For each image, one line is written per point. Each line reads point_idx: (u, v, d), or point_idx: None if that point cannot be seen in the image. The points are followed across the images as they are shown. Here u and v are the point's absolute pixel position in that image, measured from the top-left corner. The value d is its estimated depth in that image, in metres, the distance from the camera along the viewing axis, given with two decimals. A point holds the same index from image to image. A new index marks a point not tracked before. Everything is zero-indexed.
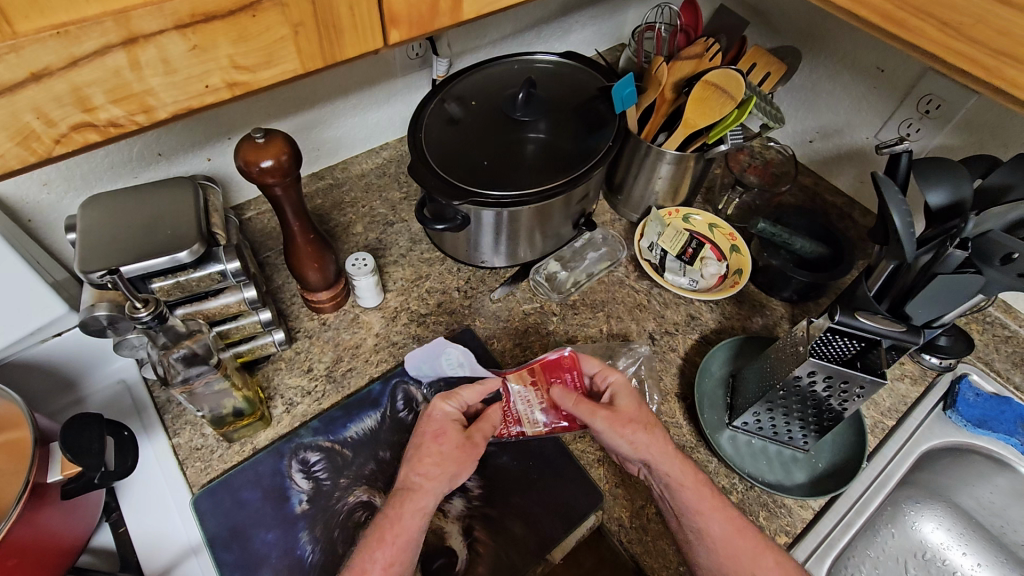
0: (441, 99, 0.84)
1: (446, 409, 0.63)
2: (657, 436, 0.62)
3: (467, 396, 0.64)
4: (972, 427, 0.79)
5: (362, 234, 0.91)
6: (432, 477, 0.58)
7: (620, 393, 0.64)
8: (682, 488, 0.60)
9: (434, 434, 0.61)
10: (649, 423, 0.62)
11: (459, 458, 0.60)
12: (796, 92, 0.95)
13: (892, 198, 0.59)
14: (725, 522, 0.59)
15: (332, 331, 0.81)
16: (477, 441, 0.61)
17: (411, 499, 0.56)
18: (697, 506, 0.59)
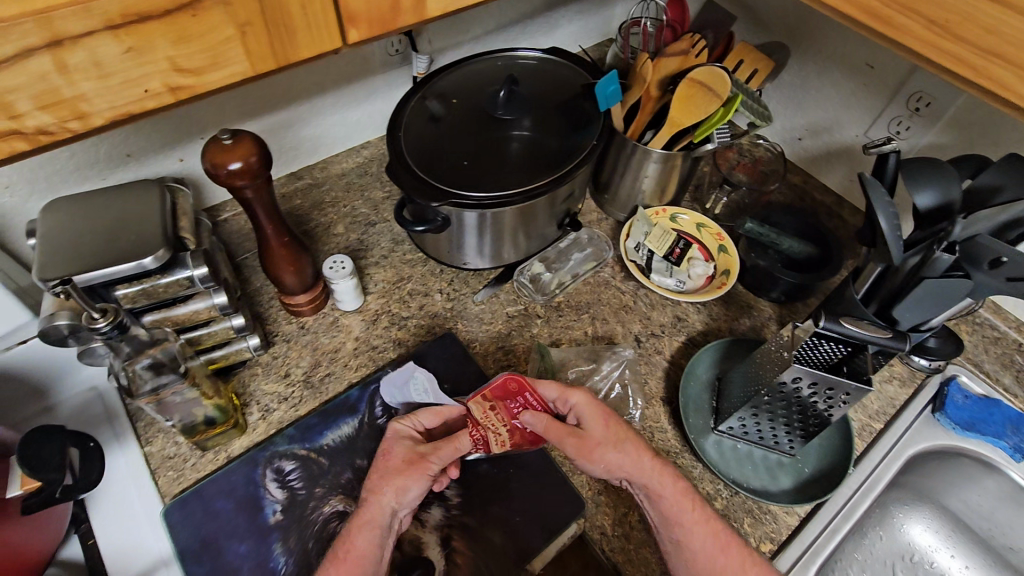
0: (421, 97, 0.82)
1: (401, 430, 0.63)
2: (632, 447, 0.61)
3: (424, 420, 0.64)
4: (961, 429, 0.78)
5: (342, 235, 0.89)
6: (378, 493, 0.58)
7: (584, 412, 0.62)
8: (661, 497, 0.59)
9: (385, 454, 0.61)
10: (623, 436, 0.61)
11: (407, 474, 0.59)
12: (785, 89, 0.93)
13: (880, 201, 0.57)
14: (705, 531, 0.58)
15: (311, 335, 0.80)
16: (422, 458, 0.60)
17: (362, 516, 0.57)
18: (676, 516, 0.59)
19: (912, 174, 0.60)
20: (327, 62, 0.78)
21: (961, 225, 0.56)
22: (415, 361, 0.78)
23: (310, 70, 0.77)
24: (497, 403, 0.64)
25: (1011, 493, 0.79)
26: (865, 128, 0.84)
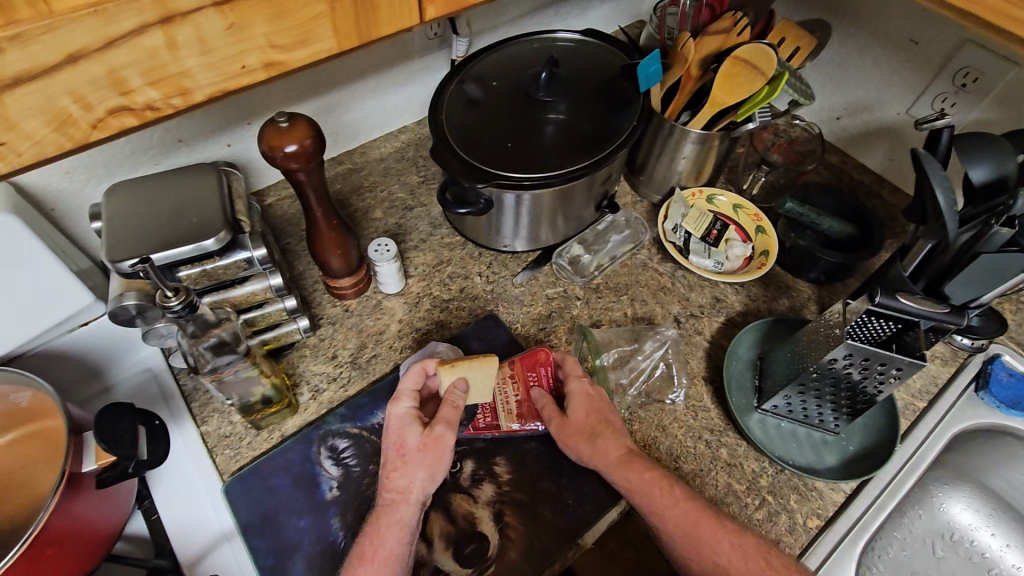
0: (461, 81, 0.82)
1: (400, 412, 0.61)
2: (610, 436, 0.62)
3: (409, 389, 0.63)
4: (1005, 408, 0.78)
5: (381, 219, 0.90)
6: (402, 490, 0.57)
7: (574, 398, 0.65)
8: (656, 489, 0.58)
9: (395, 442, 0.59)
10: (601, 428, 0.62)
11: (427, 458, 0.57)
12: (823, 67, 0.92)
13: (935, 176, 0.57)
14: (715, 534, 0.55)
15: (355, 318, 0.81)
16: (434, 438, 0.58)
17: (387, 513, 0.56)
18: (681, 515, 0.56)
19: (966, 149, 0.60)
20: (371, 47, 0.78)
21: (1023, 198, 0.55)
22: (459, 342, 0.78)
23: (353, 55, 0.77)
24: (516, 373, 0.70)
25: None
26: (907, 105, 0.83)
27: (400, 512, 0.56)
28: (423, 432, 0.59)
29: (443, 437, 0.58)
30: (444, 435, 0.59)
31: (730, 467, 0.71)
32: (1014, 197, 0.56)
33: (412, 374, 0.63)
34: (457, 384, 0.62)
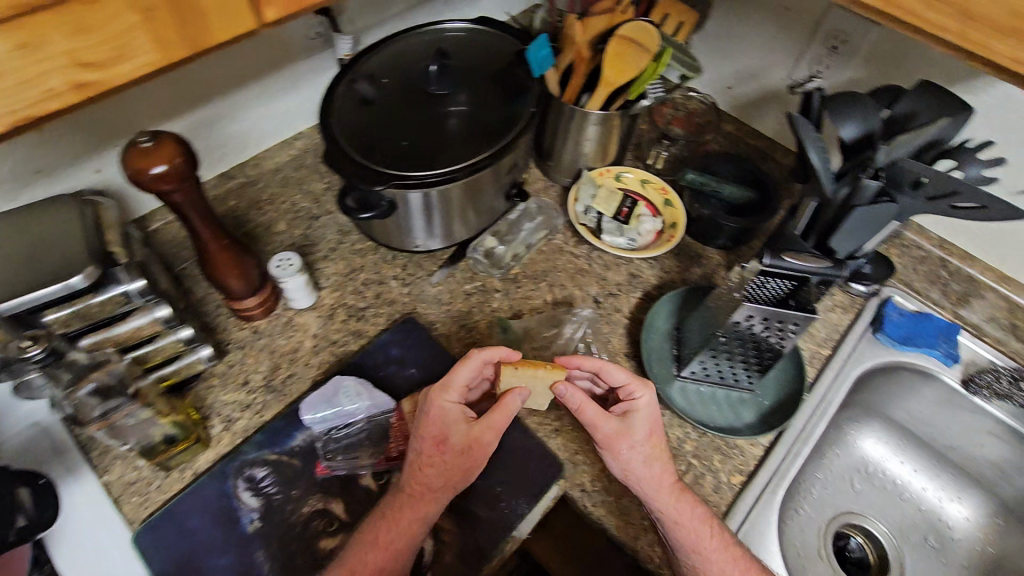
0: (350, 80, 0.79)
1: (449, 405, 0.61)
2: (659, 454, 0.63)
3: (462, 384, 0.62)
4: (899, 345, 0.83)
5: (286, 232, 0.86)
6: (432, 488, 0.60)
7: (644, 411, 0.64)
8: (683, 503, 0.61)
9: (435, 438, 0.60)
10: (658, 453, 0.62)
11: (463, 460, 0.60)
12: (710, 40, 0.95)
13: (808, 136, 0.59)
14: (727, 553, 0.61)
15: (266, 339, 0.78)
16: (478, 443, 0.60)
17: (411, 506, 0.59)
18: (702, 531, 0.61)
19: (837, 108, 0.63)
20: (245, 44, 0.73)
21: (884, 152, 0.58)
22: (378, 351, 0.76)
23: (226, 56, 0.72)
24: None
25: (949, 398, 0.84)
26: (789, 70, 0.87)
27: (424, 510, 0.59)
28: (469, 431, 0.60)
29: (486, 442, 0.61)
30: (487, 440, 0.61)
31: None
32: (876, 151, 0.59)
33: (469, 366, 0.63)
34: (520, 391, 0.62)
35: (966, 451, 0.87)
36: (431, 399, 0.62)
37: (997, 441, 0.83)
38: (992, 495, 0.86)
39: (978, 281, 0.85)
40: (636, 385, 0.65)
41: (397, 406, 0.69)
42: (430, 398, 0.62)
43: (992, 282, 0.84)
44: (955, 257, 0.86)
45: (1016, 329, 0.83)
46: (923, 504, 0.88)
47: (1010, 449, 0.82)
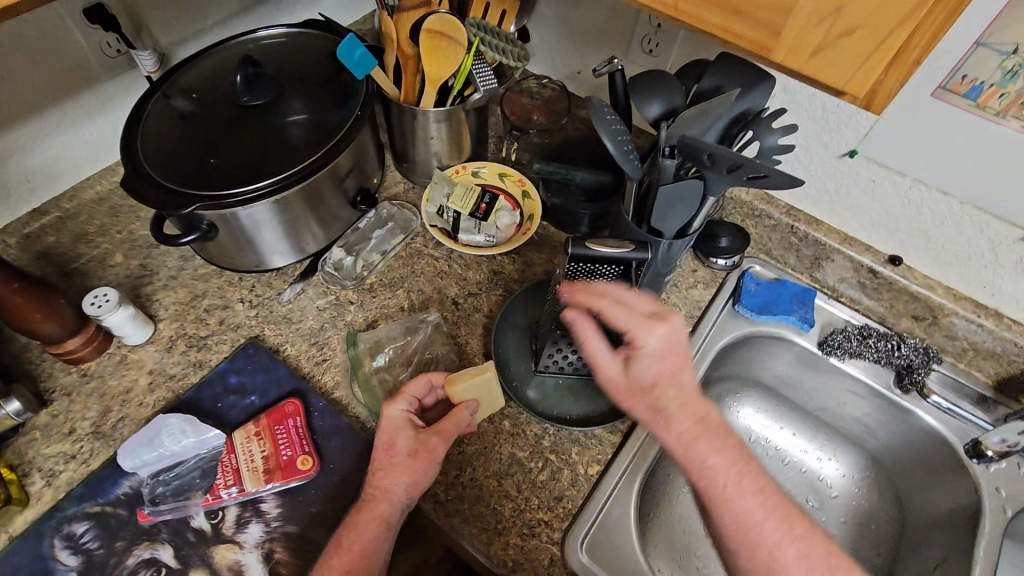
0: (161, 97, 0.75)
1: (395, 415, 0.61)
2: (677, 406, 0.51)
3: (412, 395, 0.63)
4: (757, 315, 0.84)
5: (122, 264, 0.81)
6: (387, 489, 0.58)
7: (649, 355, 0.52)
8: (700, 454, 0.50)
9: (386, 445, 0.59)
10: (680, 397, 0.51)
11: (413, 464, 0.58)
12: (549, 25, 0.91)
13: (598, 121, 0.60)
14: (757, 501, 0.49)
15: (96, 381, 0.73)
16: (426, 448, 0.59)
17: (368, 508, 0.58)
18: (725, 481, 0.49)
19: (634, 90, 0.62)
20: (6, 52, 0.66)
21: (667, 133, 0.59)
22: (217, 380, 0.72)
23: None
24: (261, 429, 0.67)
25: (807, 359, 0.85)
26: (625, 51, 0.85)
27: (379, 511, 0.57)
28: (416, 438, 0.60)
29: (432, 445, 0.60)
30: (433, 443, 0.60)
31: (514, 437, 0.72)
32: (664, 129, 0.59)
33: (420, 380, 0.64)
34: (470, 404, 0.63)
35: (835, 410, 0.88)
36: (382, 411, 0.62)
37: (859, 398, 0.84)
38: (863, 450, 0.88)
39: (824, 243, 0.84)
40: (629, 311, 0.54)
41: (228, 436, 0.67)
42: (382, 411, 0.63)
43: (837, 244, 0.83)
44: (803, 220, 0.85)
45: (866, 287, 0.84)
46: (804, 467, 0.89)
47: (871, 405, 0.83)
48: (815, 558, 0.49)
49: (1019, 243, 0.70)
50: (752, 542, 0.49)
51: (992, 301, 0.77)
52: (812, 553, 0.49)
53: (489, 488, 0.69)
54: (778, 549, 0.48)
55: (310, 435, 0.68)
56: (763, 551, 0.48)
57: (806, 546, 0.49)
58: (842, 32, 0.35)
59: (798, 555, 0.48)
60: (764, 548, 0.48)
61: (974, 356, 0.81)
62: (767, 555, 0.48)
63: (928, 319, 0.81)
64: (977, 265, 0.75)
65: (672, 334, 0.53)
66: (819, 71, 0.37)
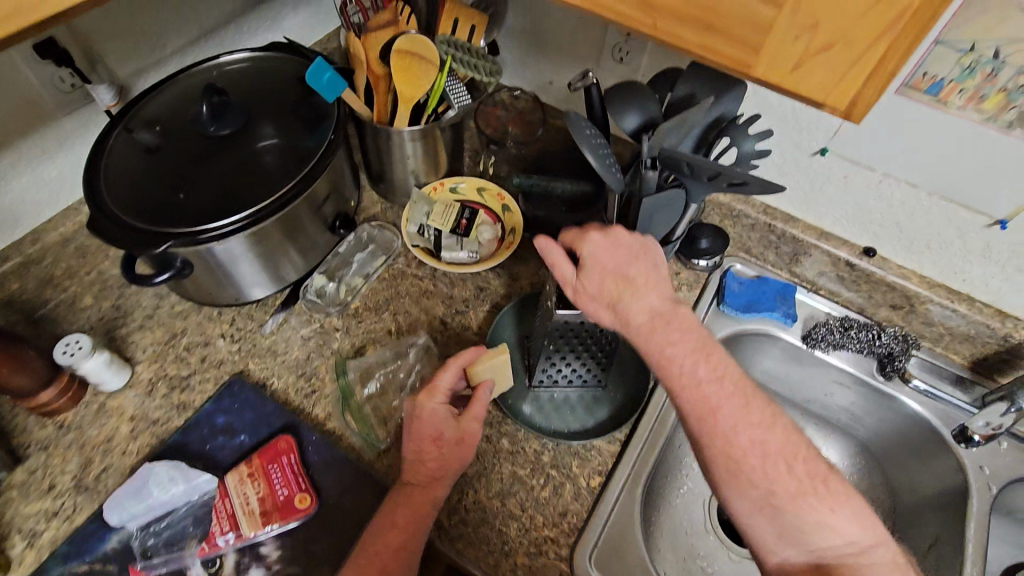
0: (123, 130, 0.72)
1: (436, 407, 0.62)
2: (631, 295, 0.55)
3: (447, 384, 0.63)
4: (741, 313, 0.85)
5: (93, 306, 0.79)
6: (436, 475, 0.61)
7: (598, 258, 0.56)
8: (660, 339, 0.54)
9: (432, 437, 0.61)
10: (638, 285, 0.56)
11: (460, 449, 0.62)
12: (518, 36, 0.91)
13: (579, 135, 0.59)
14: (717, 386, 0.52)
15: (74, 432, 0.70)
16: (469, 433, 0.62)
17: (422, 493, 0.60)
18: (684, 363, 0.53)
19: (610, 103, 0.62)
20: None
21: (650, 144, 0.58)
22: (203, 422, 0.70)
23: None
24: (255, 469, 0.65)
25: (794, 354, 0.87)
26: (596, 61, 0.85)
27: (433, 493, 0.60)
28: (459, 425, 0.62)
29: (474, 432, 0.63)
30: (474, 430, 0.63)
31: (513, 454, 0.72)
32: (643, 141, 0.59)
33: (452, 369, 0.63)
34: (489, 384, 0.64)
35: (824, 401, 0.90)
36: (420, 402, 0.62)
37: (846, 388, 0.86)
38: (852, 438, 0.89)
39: (801, 240, 0.85)
40: (590, 231, 0.58)
41: (221, 479, 0.65)
42: (417, 401, 0.62)
43: (814, 240, 0.85)
44: (780, 218, 0.86)
45: (844, 279, 0.86)
46: None
47: (857, 395, 0.86)
48: (771, 442, 0.51)
49: (986, 230, 0.72)
50: (710, 424, 0.51)
51: (965, 287, 0.79)
52: (768, 437, 0.51)
53: (493, 509, 0.68)
54: (735, 429, 0.51)
55: (305, 472, 0.66)
56: (721, 432, 0.51)
57: (764, 430, 0.51)
58: (821, 46, 0.35)
59: (754, 437, 0.51)
60: (722, 427, 0.51)
61: (950, 340, 0.83)
62: (725, 436, 0.51)
63: (905, 307, 0.83)
64: (948, 253, 0.77)
65: (626, 240, 0.57)
66: (798, 84, 0.37)
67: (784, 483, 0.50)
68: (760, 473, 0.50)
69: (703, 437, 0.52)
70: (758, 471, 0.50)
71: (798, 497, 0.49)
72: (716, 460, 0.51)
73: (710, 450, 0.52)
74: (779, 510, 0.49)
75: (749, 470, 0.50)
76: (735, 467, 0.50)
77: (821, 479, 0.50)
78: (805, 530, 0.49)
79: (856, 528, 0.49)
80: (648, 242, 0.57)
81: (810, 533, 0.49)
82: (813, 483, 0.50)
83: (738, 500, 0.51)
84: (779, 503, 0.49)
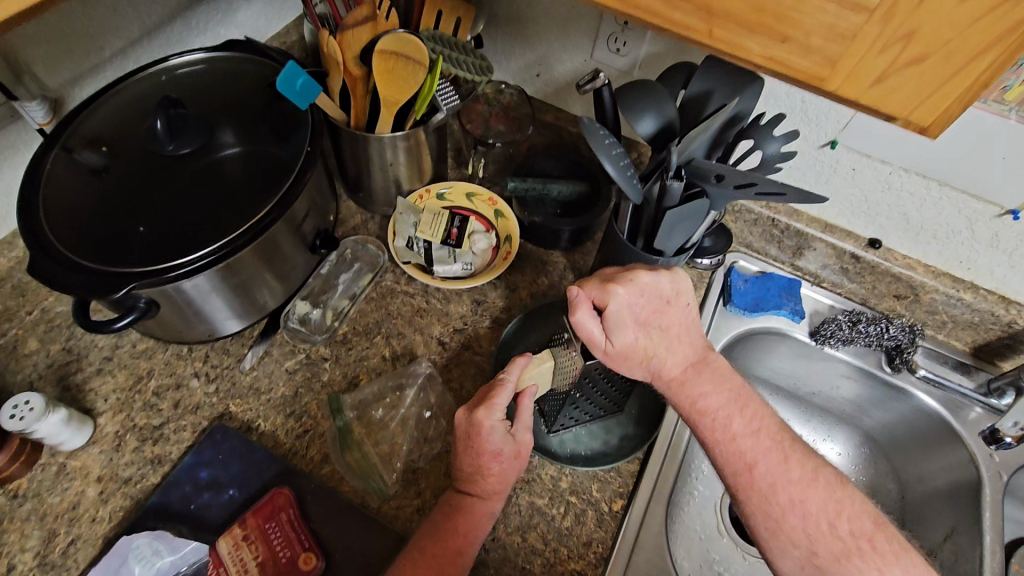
0: (62, 150, 0.62)
1: (496, 425, 0.55)
2: (664, 347, 0.53)
3: (504, 399, 0.56)
4: (749, 313, 0.83)
5: (39, 350, 0.70)
6: (494, 487, 0.57)
7: (621, 320, 0.52)
8: (693, 393, 0.52)
9: (492, 454, 0.56)
10: (667, 336, 0.54)
11: (516, 464, 0.57)
12: (500, 27, 0.84)
13: (597, 144, 0.54)
14: (753, 440, 0.50)
15: (32, 501, 0.61)
16: (525, 447, 0.58)
17: (479, 504, 0.56)
18: (718, 417, 0.51)
19: (624, 106, 0.57)
20: None
21: (677, 151, 0.55)
22: (184, 478, 0.63)
23: None
24: (250, 530, 0.59)
25: (802, 350, 0.85)
26: (589, 52, 0.80)
27: (490, 505, 0.57)
28: (516, 440, 0.57)
29: (530, 443, 0.58)
30: (528, 440, 0.58)
31: (529, 484, 0.67)
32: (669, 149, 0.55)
33: (505, 386, 0.56)
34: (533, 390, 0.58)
35: (828, 393, 0.89)
36: (478, 418, 0.55)
37: (852, 380, 0.85)
38: (857, 428, 0.89)
39: (806, 234, 0.83)
40: (618, 282, 0.52)
41: (213, 545, 0.59)
42: (475, 418, 0.55)
43: (818, 232, 0.82)
44: (784, 213, 0.84)
45: (848, 272, 0.84)
46: None
47: (864, 386, 0.85)
48: (812, 501, 0.48)
49: (996, 220, 0.71)
50: (747, 481, 0.49)
51: (969, 275, 0.78)
52: (809, 495, 0.48)
53: (514, 546, 0.63)
54: (774, 487, 0.48)
55: (307, 527, 0.60)
56: (759, 489, 0.49)
57: (803, 488, 0.48)
58: (911, 59, 0.32)
59: (794, 495, 0.48)
60: (758, 483, 0.49)
61: (953, 327, 0.82)
62: (762, 492, 0.49)
63: (909, 297, 0.82)
64: (955, 242, 0.76)
65: (658, 285, 0.53)
66: (875, 98, 0.34)
67: (827, 544, 0.47)
68: (801, 532, 0.48)
69: (740, 494, 0.50)
70: (798, 529, 0.48)
71: (842, 559, 0.47)
72: (755, 518, 0.49)
73: (748, 508, 0.50)
74: (823, 571, 0.47)
75: (789, 529, 0.48)
76: (774, 527, 0.48)
77: (865, 536, 0.47)
78: None
79: None
80: (681, 286, 0.54)
81: None
82: (858, 543, 0.47)
83: (782, 560, 0.48)
84: (823, 564, 0.47)
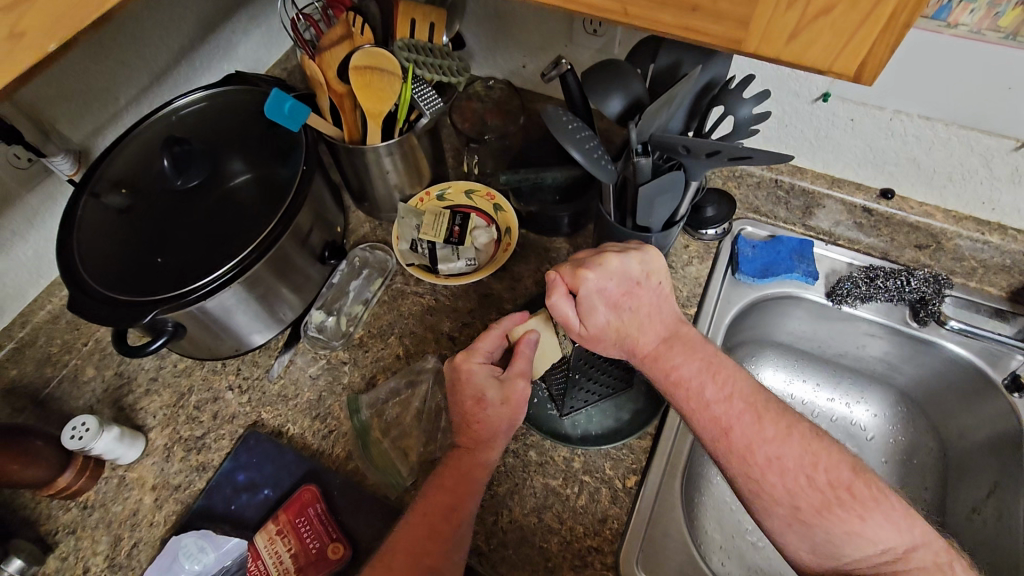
0: (93, 194, 0.68)
1: (476, 367, 0.60)
2: (638, 328, 0.56)
3: (490, 346, 0.61)
4: (760, 279, 0.81)
5: (96, 376, 0.77)
6: (484, 437, 0.59)
7: (593, 300, 0.56)
8: (666, 366, 0.55)
9: (475, 398, 0.59)
10: (643, 315, 0.56)
11: (507, 410, 0.59)
12: (481, 23, 0.86)
13: (560, 130, 0.55)
14: (725, 405, 0.51)
15: (99, 510, 0.69)
16: (514, 395, 0.59)
17: (469, 456, 0.59)
18: (691, 385, 0.53)
19: (588, 88, 0.58)
20: None
21: (636, 131, 0.55)
22: (224, 481, 0.69)
23: None
24: (282, 525, 0.64)
25: (820, 311, 0.82)
26: (569, 37, 0.80)
27: (479, 456, 0.59)
28: (503, 385, 0.59)
29: (523, 392, 0.60)
30: (522, 390, 0.60)
31: (542, 466, 0.69)
32: (631, 129, 0.56)
33: (492, 334, 0.61)
34: (530, 338, 0.61)
35: (856, 353, 0.86)
36: (457, 363, 0.61)
37: (877, 338, 0.82)
38: (890, 386, 0.85)
39: (812, 191, 0.80)
40: (588, 266, 0.56)
41: (251, 540, 0.64)
42: (456, 363, 0.61)
43: (825, 189, 0.79)
44: (786, 171, 0.81)
45: (863, 226, 0.81)
46: (834, 414, 0.87)
47: (891, 343, 0.81)
48: (789, 458, 0.49)
49: (1013, 154, 0.66)
50: (725, 445, 0.51)
51: (995, 216, 0.73)
52: (784, 452, 0.49)
53: (531, 526, 0.66)
54: (750, 448, 0.50)
55: (335, 519, 0.65)
56: (737, 452, 0.50)
57: (779, 446, 0.49)
58: (818, 11, 0.33)
59: (770, 454, 0.49)
60: (735, 447, 0.50)
61: (985, 273, 0.78)
62: (740, 454, 0.50)
63: (932, 245, 0.78)
64: (973, 182, 0.71)
65: (626, 267, 0.56)
66: (798, 54, 0.35)
67: (807, 498, 0.48)
68: (781, 490, 0.49)
69: (722, 460, 0.51)
70: (779, 487, 0.49)
71: (824, 510, 0.48)
72: (738, 480, 0.51)
73: (731, 472, 0.51)
74: (807, 525, 0.48)
75: (770, 489, 0.49)
76: (756, 487, 0.49)
77: (845, 486, 0.48)
78: (836, 543, 0.47)
79: (891, 534, 0.47)
80: (651, 267, 0.57)
81: (841, 545, 0.47)
82: (837, 494, 0.48)
83: (769, 519, 0.50)
84: (805, 518, 0.48)
